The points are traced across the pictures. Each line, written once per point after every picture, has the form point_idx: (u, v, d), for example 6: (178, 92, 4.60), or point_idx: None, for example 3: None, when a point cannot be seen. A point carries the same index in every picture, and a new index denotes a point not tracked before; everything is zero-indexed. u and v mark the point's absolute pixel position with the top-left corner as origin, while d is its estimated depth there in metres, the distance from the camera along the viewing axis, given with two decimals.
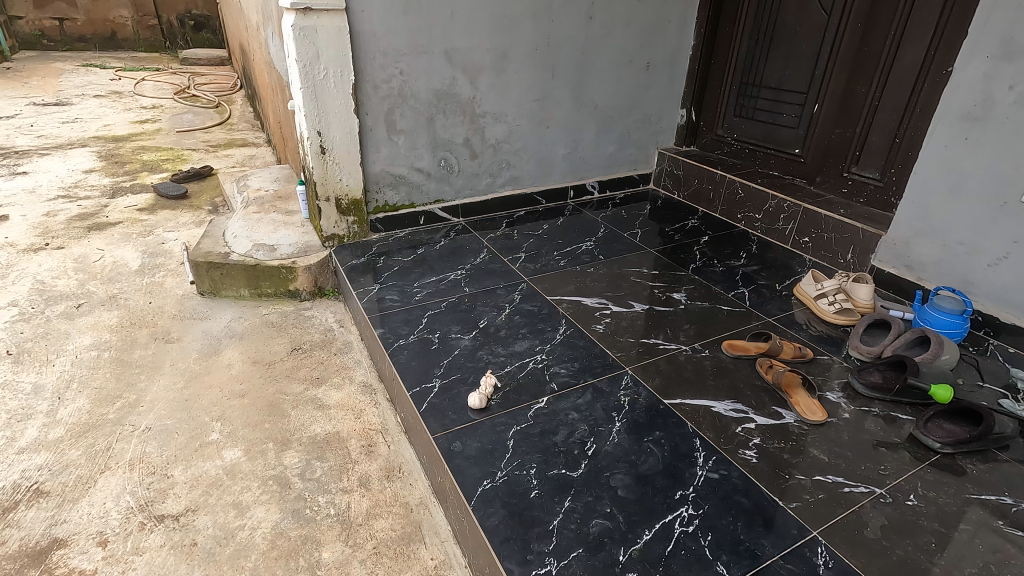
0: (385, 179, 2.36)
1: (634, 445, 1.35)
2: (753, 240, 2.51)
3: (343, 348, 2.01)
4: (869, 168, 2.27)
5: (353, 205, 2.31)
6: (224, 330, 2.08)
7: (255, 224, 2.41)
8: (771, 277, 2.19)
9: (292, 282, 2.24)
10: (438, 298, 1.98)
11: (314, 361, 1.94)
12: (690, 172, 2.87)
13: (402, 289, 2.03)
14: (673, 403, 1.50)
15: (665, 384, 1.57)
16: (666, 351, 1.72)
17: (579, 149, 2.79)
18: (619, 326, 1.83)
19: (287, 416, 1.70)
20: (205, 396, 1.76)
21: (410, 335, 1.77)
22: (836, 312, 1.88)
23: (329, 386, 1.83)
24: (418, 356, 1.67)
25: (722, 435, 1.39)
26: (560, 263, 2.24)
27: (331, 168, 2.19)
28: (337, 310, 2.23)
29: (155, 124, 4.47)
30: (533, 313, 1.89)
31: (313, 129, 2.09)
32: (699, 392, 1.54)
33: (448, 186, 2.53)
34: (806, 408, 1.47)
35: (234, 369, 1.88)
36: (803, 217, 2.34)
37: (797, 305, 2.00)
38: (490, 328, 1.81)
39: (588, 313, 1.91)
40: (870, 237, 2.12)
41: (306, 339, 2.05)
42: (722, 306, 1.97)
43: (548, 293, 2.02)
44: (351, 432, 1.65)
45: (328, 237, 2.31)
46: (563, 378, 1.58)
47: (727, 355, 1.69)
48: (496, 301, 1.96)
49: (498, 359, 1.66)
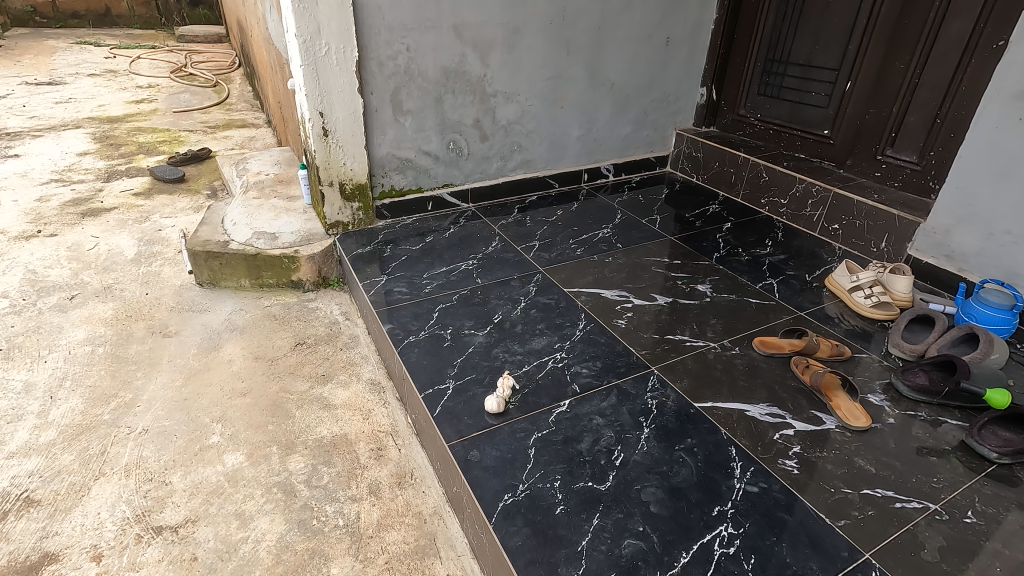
0: (391, 163, 2.24)
1: (665, 453, 1.25)
2: (778, 227, 2.38)
3: (349, 342, 1.92)
4: (906, 150, 2.13)
5: (358, 191, 2.19)
6: (224, 324, 1.98)
7: (256, 210, 2.30)
8: (800, 267, 2.08)
9: (295, 272, 2.13)
10: (450, 290, 1.87)
11: (320, 357, 1.85)
12: (710, 154, 2.73)
13: (410, 281, 1.92)
14: (704, 407, 1.40)
15: (694, 385, 1.47)
16: (693, 349, 1.61)
17: (595, 130, 2.65)
18: (641, 321, 1.72)
19: (292, 417, 1.61)
20: (205, 395, 1.67)
21: (421, 331, 1.66)
22: (873, 306, 1.77)
23: (335, 384, 1.74)
24: (429, 354, 1.57)
25: (760, 444, 1.29)
26: (576, 252, 2.12)
27: (334, 151, 2.07)
28: (343, 302, 2.13)
29: (152, 104, 4.33)
30: (551, 307, 1.78)
31: (314, 110, 1.97)
32: (731, 395, 1.44)
33: (457, 170, 2.40)
34: (849, 413, 1.37)
35: (236, 366, 1.78)
36: (833, 203, 2.21)
37: (829, 298, 1.88)
38: (505, 323, 1.70)
39: (609, 307, 1.79)
40: (907, 225, 1.99)
41: (310, 334, 1.95)
42: (749, 299, 1.86)
43: (566, 285, 1.91)
44: (359, 435, 1.56)
45: (331, 224, 2.20)
46: (584, 379, 1.48)
47: (759, 353, 1.59)
48: (510, 294, 1.85)
49: (514, 357, 1.56)
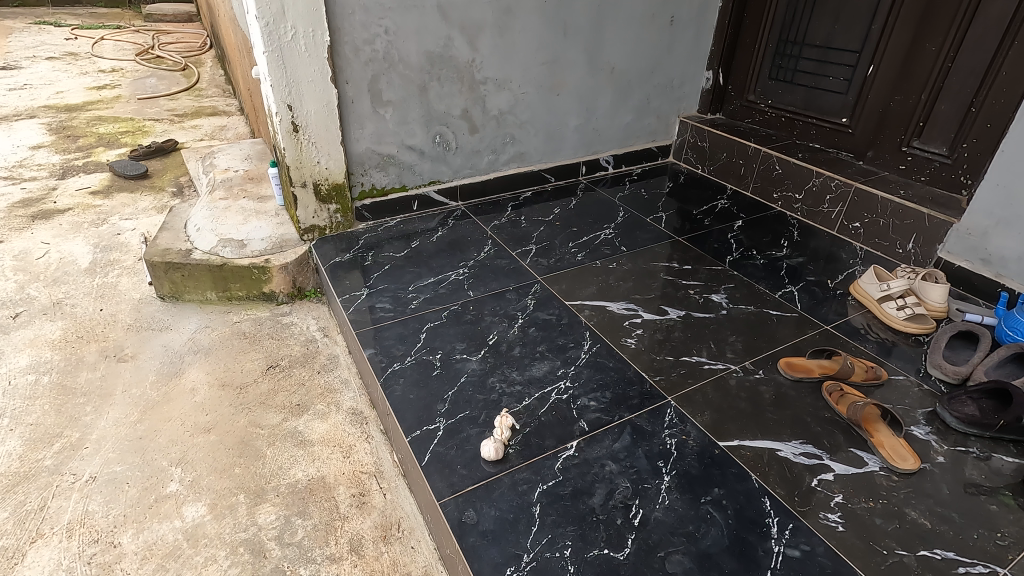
0: (371, 160, 2.02)
1: (690, 509, 1.09)
2: (793, 225, 2.21)
3: (328, 364, 1.73)
4: (934, 142, 1.95)
5: (334, 192, 1.98)
6: (187, 345, 1.77)
7: (222, 213, 2.08)
8: (820, 271, 1.91)
9: (266, 283, 1.92)
10: (439, 305, 1.68)
11: (295, 382, 1.66)
12: (717, 144, 2.53)
13: (394, 295, 1.73)
14: (731, 446, 1.23)
15: (717, 420, 1.30)
16: (713, 373, 1.44)
17: (594, 119, 2.44)
18: (653, 341, 1.54)
19: (262, 457, 1.42)
20: (163, 432, 1.48)
21: (407, 356, 1.47)
22: (906, 318, 1.61)
23: (312, 415, 1.55)
24: (417, 386, 1.38)
25: (797, 493, 1.13)
26: (577, 257, 1.94)
27: (306, 148, 1.85)
28: (321, 315, 1.93)
29: (115, 90, 4.03)
30: (552, 325, 1.60)
31: (282, 103, 1.75)
32: (760, 431, 1.27)
33: (444, 166, 2.19)
34: (894, 452, 1.21)
35: (199, 396, 1.59)
36: (855, 200, 2.03)
37: (856, 308, 1.72)
38: (501, 345, 1.51)
39: (616, 323, 1.61)
40: (938, 225, 1.82)
41: (284, 355, 1.75)
42: (769, 311, 1.69)
43: (568, 298, 1.72)
44: (338, 478, 1.38)
45: (306, 229, 1.99)
46: (593, 415, 1.30)
47: (786, 377, 1.43)
48: (506, 309, 1.66)
49: (513, 389, 1.37)
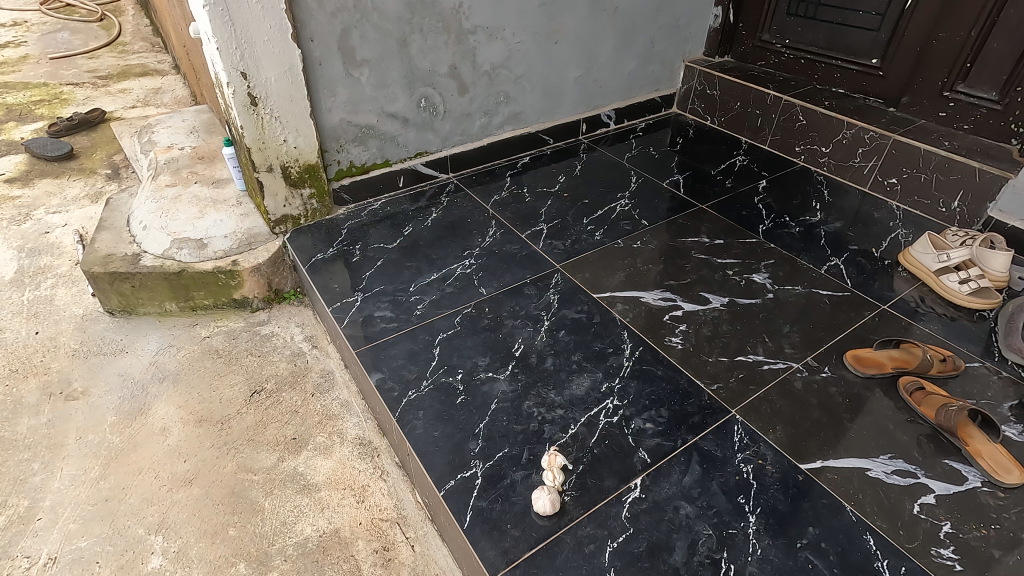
0: (347, 133, 1.71)
1: (787, 560, 0.93)
2: (820, 182, 2.01)
3: (322, 383, 1.49)
4: (983, 85, 1.75)
5: (307, 173, 1.68)
6: (149, 371, 1.50)
7: (172, 205, 1.74)
8: (862, 237, 1.73)
9: (237, 289, 1.63)
10: (448, 310, 1.44)
11: (286, 409, 1.42)
12: (729, 92, 2.28)
13: (394, 298, 1.48)
14: (815, 470, 1.07)
15: (793, 435, 1.13)
16: (775, 375, 1.26)
17: (595, 68, 2.15)
18: (700, 338, 1.35)
19: (259, 512, 1.20)
20: (134, 490, 1.23)
21: (422, 381, 1.25)
22: (970, 293, 1.46)
23: (312, 451, 1.33)
24: (440, 419, 1.16)
25: (901, 526, 0.98)
26: (595, 238, 1.71)
27: (268, 124, 1.53)
28: (306, 321, 1.66)
29: (20, 49, 3.44)
30: (583, 326, 1.39)
31: (234, 71, 1.41)
32: (841, 446, 1.11)
33: (432, 134, 1.89)
34: (995, 463, 1.07)
35: (172, 438, 1.34)
36: (892, 153, 1.84)
37: (908, 281, 1.56)
38: (530, 357, 1.30)
39: (656, 319, 1.41)
40: (990, 181, 1.65)
41: (268, 375, 1.50)
42: (819, 291, 1.51)
43: (594, 290, 1.50)
44: (355, 530, 1.18)
45: (277, 220, 1.69)
46: (653, 441, 1.12)
47: (856, 374, 1.26)
48: (527, 309, 1.44)
49: (554, 414, 1.17)
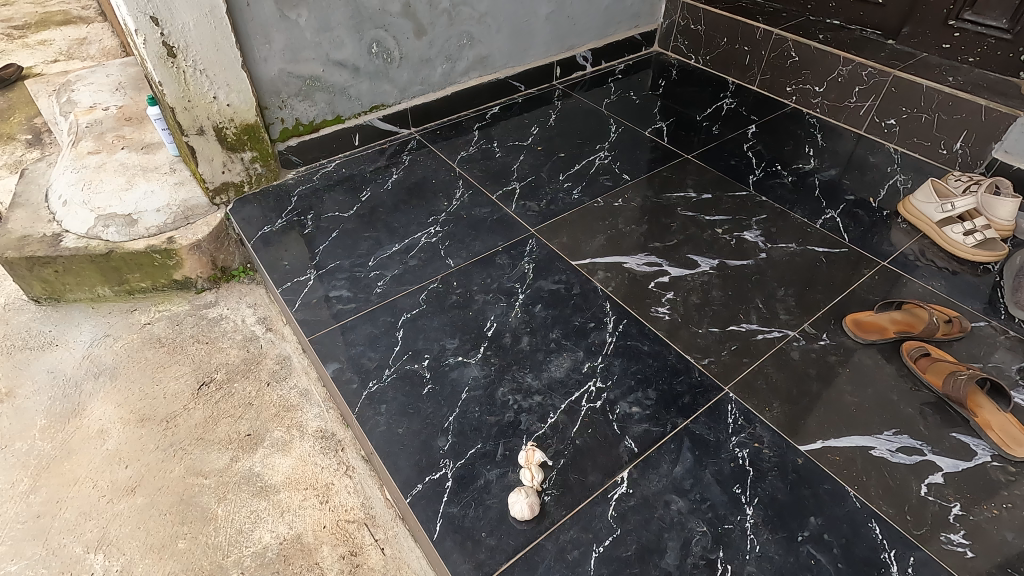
0: (289, 85, 1.51)
1: (788, 556, 0.85)
2: (812, 125, 1.87)
3: (278, 371, 1.36)
4: (992, 12, 1.59)
5: (246, 134, 1.48)
6: (82, 366, 1.35)
7: (95, 175, 1.54)
8: (858, 185, 1.61)
9: (176, 269, 1.46)
10: (412, 286, 1.30)
11: (238, 401, 1.29)
12: (714, 26, 2.08)
13: (352, 275, 1.33)
14: (815, 452, 0.98)
15: (791, 414, 1.04)
16: (770, 345, 1.16)
17: (569, 3, 1.93)
18: (689, 307, 1.24)
19: (212, 520, 1.09)
20: (70, 503, 1.11)
21: (384, 370, 1.12)
22: (974, 245, 1.36)
23: (269, 447, 1.21)
24: (406, 414, 1.05)
25: (908, 511, 0.91)
26: (572, 197, 1.56)
27: (193, 79, 1.32)
28: (258, 301, 1.51)
29: None
30: (561, 299, 1.26)
31: (142, 15, 1.19)
32: (842, 423, 1.03)
33: (387, 85, 1.69)
34: (1005, 435, 0.99)
35: (111, 441, 1.21)
36: (891, 91, 1.70)
37: (909, 234, 1.45)
38: (504, 337, 1.18)
39: (640, 287, 1.29)
40: (997, 119, 1.52)
41: (217, 363, 1.36)
42: (814, 248, 1.40)
43: (573, 257, 1.37)
44: (319, 534, 1.08)
45: (216, 189, 1.51)
46: (640, 427, 1.02)
47: (857, 340, 1.17)
48: (499, 281, 1.30)
49: (531, 402, 1.06)
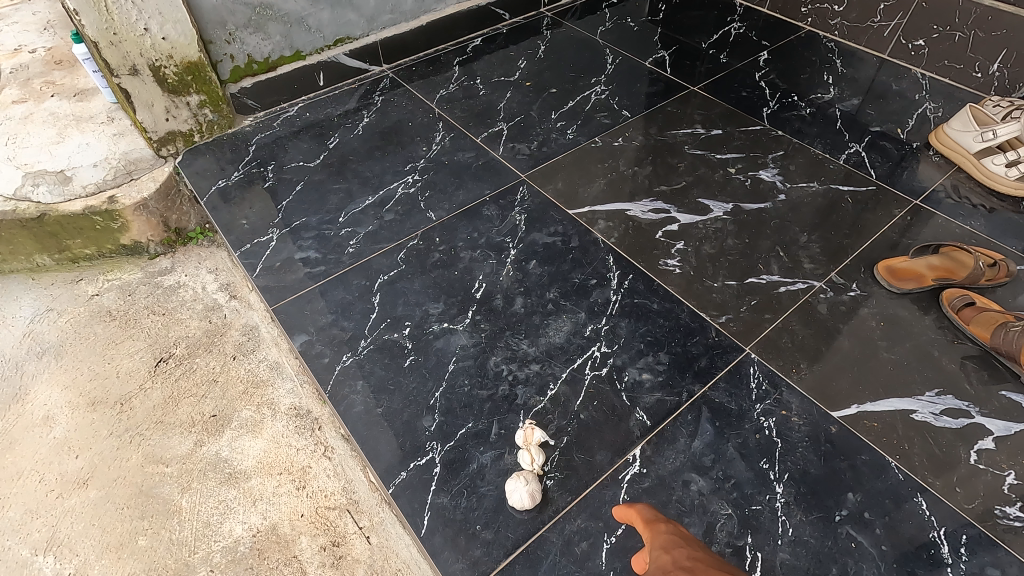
0: (236, 15, 1.30)
1: (825, 540, 0.75)
2: (831, 50, 1.68)
3: (245, 343, 1.21)
4: None
5: (189, 74, 1.28)
6: (23, 345, 1.20)
7: (20, 127, 1.34)
8: (883, 115, 1.45)
9: (123, 233, 1.29)
10: (389, 244, 1.15)
11: (201, 378, 1.16)
12: None
13: (320, 233, 1.18)
14: (850, 418, 0.87)
15: (823, 375, 0.92)
16: (795, 298, 1.03)
17: None
18: (703, 258, 1.10)
19: (175, 513, 0.98)
20: (14, 501, 0.99)
21: (360, 342, 0.99)
22: (1016, 179, 1.22)
23: (237, 429, 1.09)
24: (386, 391, 0.92)
25: (957, 482, 0.80)
26: (567, 137, 1.39)
27: (117, 8, 1.11)
28: (220, 265, 1.35)
29: None
30: (558, 254, 1.12)
31: None
32: (880, 384, 0.91)
33: (352, 13, 1.48)
34: None
35: (59, 429, 1.08)
36: (922, 7, 1.51)
37: (942, 168, 1.30)
38: (495, 299, 1.04)
39: (646, 237, 1.15)
40: None
41: (176, 336, 1.22)
42: (839, 187, 1.25)
43: (569, 206, 1.21)
44: (296, 524, 0.97)
45: (161, 139, 1.32)
46: (652, 396, 0.90)
47: (891, 290, 1.04)
48: (487, 236, 1.15)
49: (528, 372, 0.93)
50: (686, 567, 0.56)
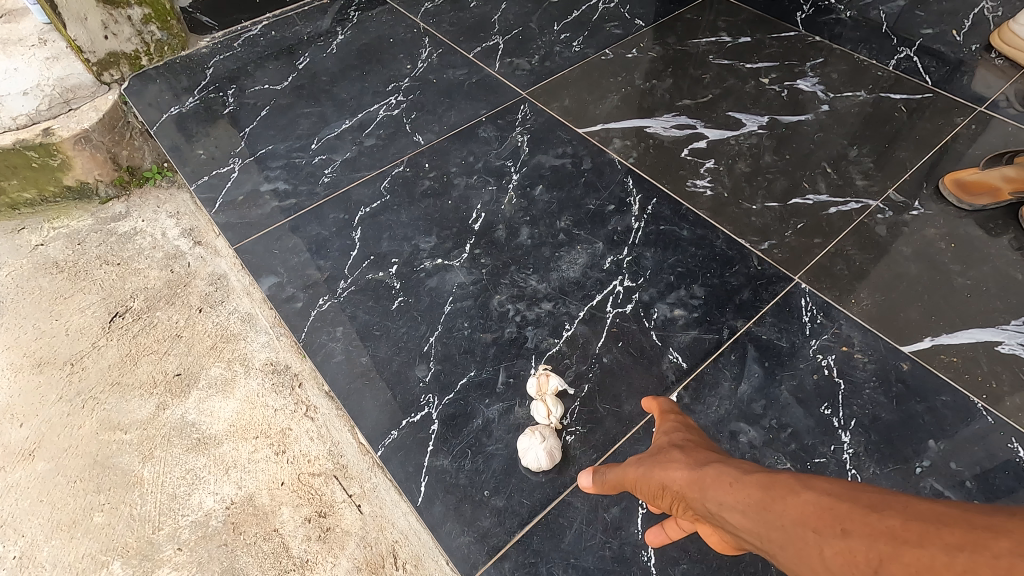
0: None
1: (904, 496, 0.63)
2: None
3: (211, 290, 1.04)
4: None
5: None
6: None
7: None
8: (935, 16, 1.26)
9: (66, 172, 1.11)
10: (370, 172, 0.98)
11: (162, 333, 0.99)
12: None
13: (290, 163, 1.01)
14: (924, 353, 0.73)
15: (888, 305, 0.78)
16: (849, 219, 0.88)
17: None
18: (737, 177, 0.94)
19: (136, 486, 0.84)
20: None
21: (339, 283, 0.84)
22: None
23: (205, 389, 0.93)
24: (371, 339, 0.78)
25: None
26: (572, 49, 1.20)
27: None
28: (181, 208, 1.16)
29: None
30: (568, 177, 0.96)
31: None
32: (957, 314, 0.77)
33: None
34: None
35: None
36: None
37: (1007, 72, 1.13)
38: (496, 230, 0.89)
39: (670, 156, 0.98)
40: None
41: (132, 287, 1.05)
42: (890, 95, 1.08)
43: (579, 124, 1.05)
44: (275, 495, 0.82)
45: (99, 61, 1.14)
46: (688, 335, 0.76)
47: (962, 207, 0.89)
48: (485, 160, 0.99)
49: (539, 311, 0.79)
50: (678, 445, 0.50)
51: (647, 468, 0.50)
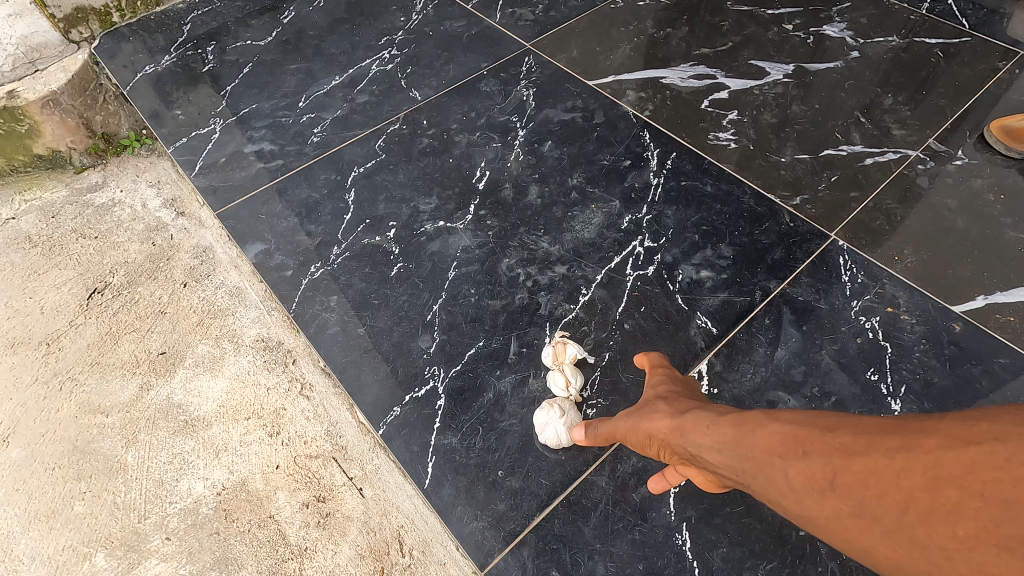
0: None
1: None
2: None
3: (194, 259, 0.94)
4: None
5: None
6: None
7: None
8: None
9: (35, 137, 1.00)
10: (363, 130, 0.90)
11: (144, 309, 0.89)
12: None
13: (276, 122, 0.93)
14: (978, 312, 0.67)
15: (935, 262, 0.71)
16: (887, 170, 0.81)
17: None
18: (764, 129, 0.86)
19: (120, 477, 0.75)
20: None
21: (332, 250, 0.77)
22: None
23: (192, 367, 0.84)
24: (369, 309, 0.71)
25: None
26: None
27: None
28: (164, 176, 1.05)
29: None
30: (578, 132, 0.88)
31: None
32: (1011, 269, 0.70)
33: None
34: None
35: None
36: None
37: None
38: (502, 190, 0.81)
39: (689, 108, 0.90)
40: None
41: (110, 259, 0.94)
42: (924, 40, 1.00)
43: (588, 76, 0.96)
44: (270, 479, 0.74)
45: (65, 18, 1.04)
46: (716, 298, 0.69)
47: (1011, 154, 0.81)
48: (488, 115, 0.91)
49: (553, 275, 0.72)
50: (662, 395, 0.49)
51: (631, 420, 0.49)
